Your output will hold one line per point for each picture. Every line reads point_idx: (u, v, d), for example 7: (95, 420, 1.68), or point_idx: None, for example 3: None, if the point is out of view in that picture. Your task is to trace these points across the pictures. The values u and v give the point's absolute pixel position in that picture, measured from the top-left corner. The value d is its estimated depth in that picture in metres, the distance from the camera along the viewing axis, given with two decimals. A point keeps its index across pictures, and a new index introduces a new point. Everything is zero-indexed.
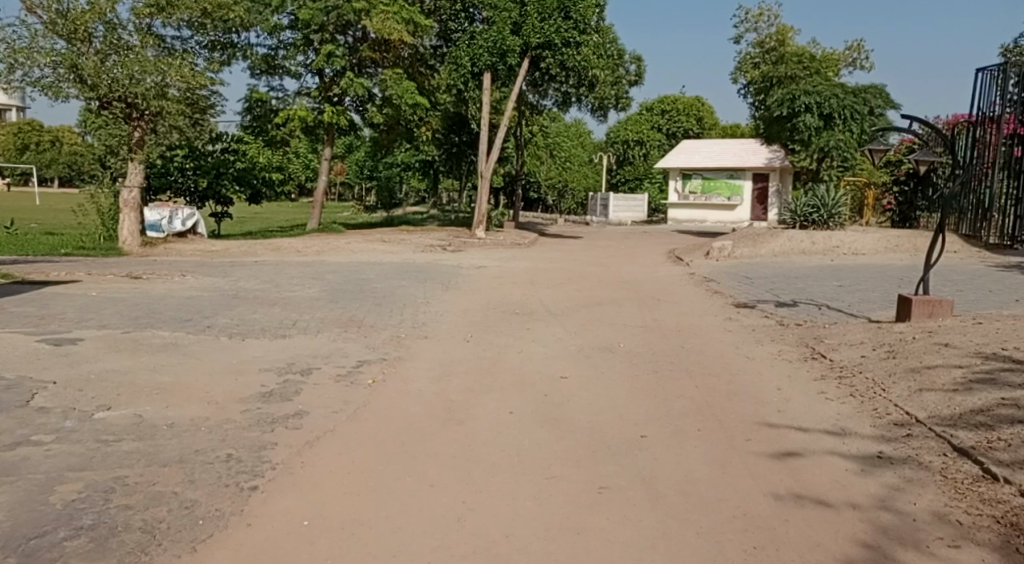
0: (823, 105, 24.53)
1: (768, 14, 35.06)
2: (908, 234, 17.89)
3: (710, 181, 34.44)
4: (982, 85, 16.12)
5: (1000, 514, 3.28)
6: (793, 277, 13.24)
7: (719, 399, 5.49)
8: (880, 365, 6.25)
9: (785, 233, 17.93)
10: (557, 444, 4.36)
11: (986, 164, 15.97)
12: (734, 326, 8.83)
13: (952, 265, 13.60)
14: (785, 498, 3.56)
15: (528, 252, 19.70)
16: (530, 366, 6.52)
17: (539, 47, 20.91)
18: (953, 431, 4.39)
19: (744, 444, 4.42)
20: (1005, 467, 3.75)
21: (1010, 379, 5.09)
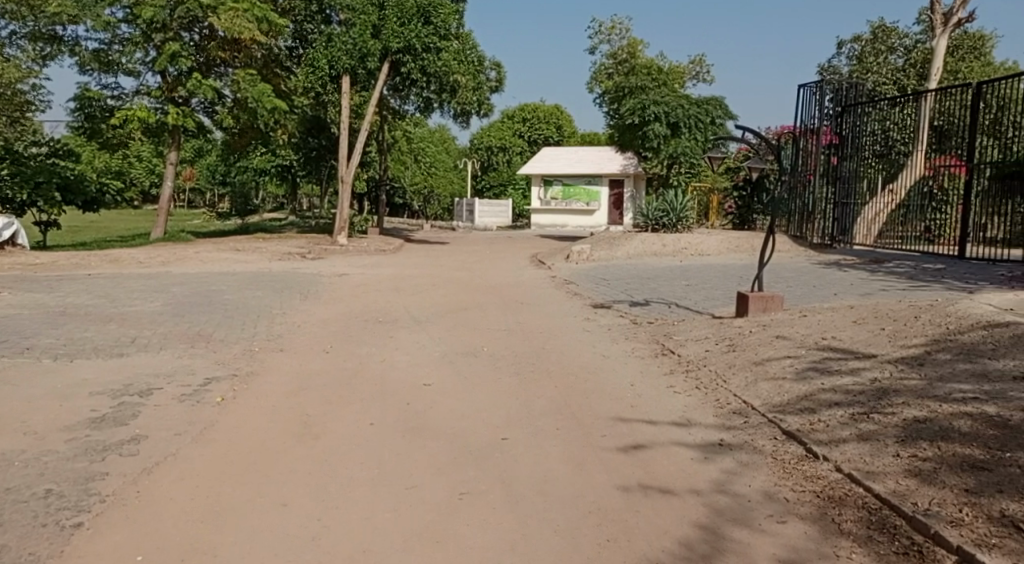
0: (670, 115, 26.15)
1: (620, 27, 36.92)
2: (745, 236, 19.34)
3: (570, 186, 35.56)
4: (803, 100, 17.70)
5: (819, 489, 3.62)
6: (646, 278, 13.94)
7: (577, 398, 5.66)
8: (722, 358, 6.71)
9: (639, 237, 18.89)
10: (419, 452, 4.32)
11: (809, 171, 17.57)
12: (592, 326, 9.15)
13: (782, 264, 14.87)
14: (634, 490, 3.73)
15: (392, 258, 19.48)
16: (392, 375, 6.43)
17: (399, 51, 20.74)
18: (782, 416, 4.80)
19: (598, 440, 4.59)
20: (824, 446, 4.14)
21: (829, 366, 5.63)
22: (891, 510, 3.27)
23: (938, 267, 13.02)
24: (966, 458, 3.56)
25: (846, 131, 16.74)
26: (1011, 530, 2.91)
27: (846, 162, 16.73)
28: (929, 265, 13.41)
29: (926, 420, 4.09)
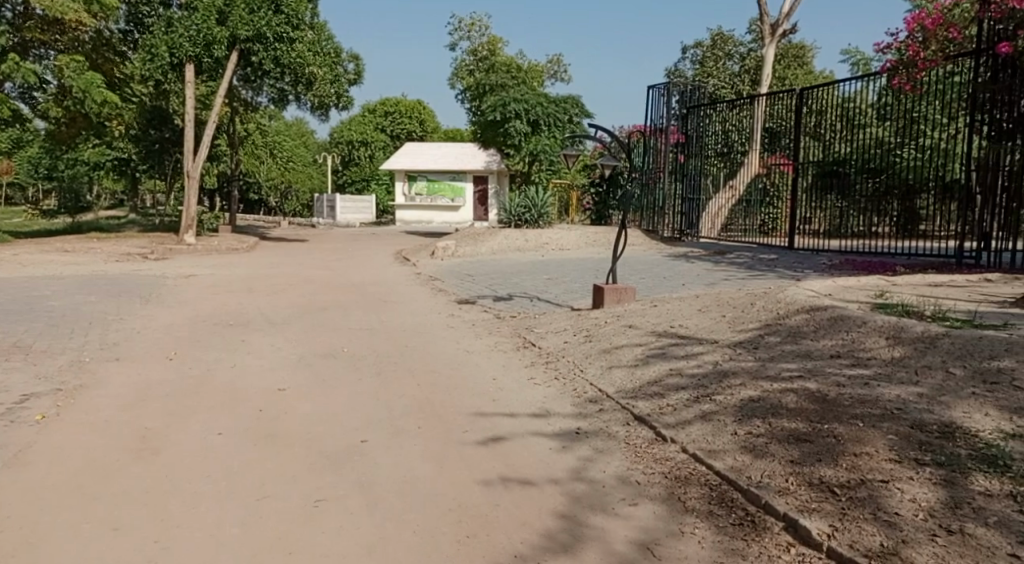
0: (530, 112, 26.66)
1: (479, 24, 37.16)
2: (603, 230, 20.08)
3: (434, 182, 35.39)
4: (653, 101, 18.34)
5: (668, 470, 3.81)
6: (509, 273, 14.13)
7: (438, 395, 5.63)
8: (579, 348, 6.92)
9: (502, 232, 19.12)
10: (273, 461, 4.13)
11: (660, 169, 18.33)
12: (455, 322, 9.14)
13: (636, 257, 15.59)
14: (494, 483, 3.76)
15: (247, 257, 18.52)
16: (242, 381, 6.10)
17: (248, 40, 19.75)
18: (633, 402, 5.01)
19: (460, 435, 4.58)
20: (672, 429, 4.37)
21: (676, 351, 5.95)
22: (729, 485, 3.51)
23: (772, 258, 14.11)
24: (791, 431, 3.88)
25: (692, 130, 17.82)
26: (828, 494, 3.21)
27: (692, 160, 17.88)
28: (765, 256, 14.51)
29: (758, 399, 4.42)
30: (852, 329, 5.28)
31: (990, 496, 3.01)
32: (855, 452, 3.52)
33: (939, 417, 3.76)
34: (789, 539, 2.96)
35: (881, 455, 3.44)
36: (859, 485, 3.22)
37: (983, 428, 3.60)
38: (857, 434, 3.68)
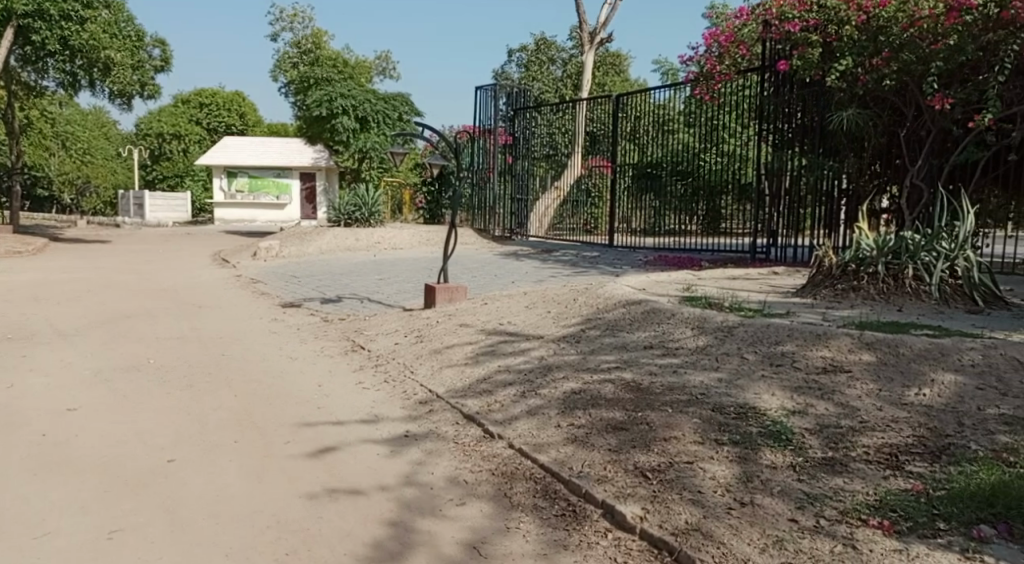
0: (358, 109, 26.03)
1: (302, 16, 35.84)
2: (435, 229, 20.05)
3: (257, 179, 33.61)
4: (481, 101, 18.80)
5: (496, 467, 3.87)
6: (338, 273, 13.71)
7: (258, 406, 5.33)
8: (410, 350, 6.85)
9: (331, 232, 18.53)
10: (59, 491, 3.69)
11: (489, 169, 18.93)
12: (279, 327, 8.70)
13: (468, 255, 15.72)
14: (319, 495, 3.61)
15: (35, 261, 16.48)
16: (24, 402, 5.41)
17: (28, 15, 17.62)
18: (463, 401, 5.04)
19: (281, 448, 4.36)
20: (500, 426, 4.44)
21: (505, 348, 6.07)
22: (553, 477, 3.63)
23: (595, 255, 14.83)
24: (609, 421, 4.09)
25: (518, 132, 18.35)
26: (641, 478, 3.42)
27: (520, 161, 18.37)
28: (588, 253, 15.20)
29: (581, 391, 4.62)
30: (663, 321, 5.67)
31: (776, 468, 3.36)
32: (665, 437, 3.77)
33: (735, 398, 4.14)
34: (607, 525, 3.11)
35: (687, 438, 3.73)
36: (668, 468, 3.46)
37: (771, 407, 4.02)
38: (667, 420, 3.96)
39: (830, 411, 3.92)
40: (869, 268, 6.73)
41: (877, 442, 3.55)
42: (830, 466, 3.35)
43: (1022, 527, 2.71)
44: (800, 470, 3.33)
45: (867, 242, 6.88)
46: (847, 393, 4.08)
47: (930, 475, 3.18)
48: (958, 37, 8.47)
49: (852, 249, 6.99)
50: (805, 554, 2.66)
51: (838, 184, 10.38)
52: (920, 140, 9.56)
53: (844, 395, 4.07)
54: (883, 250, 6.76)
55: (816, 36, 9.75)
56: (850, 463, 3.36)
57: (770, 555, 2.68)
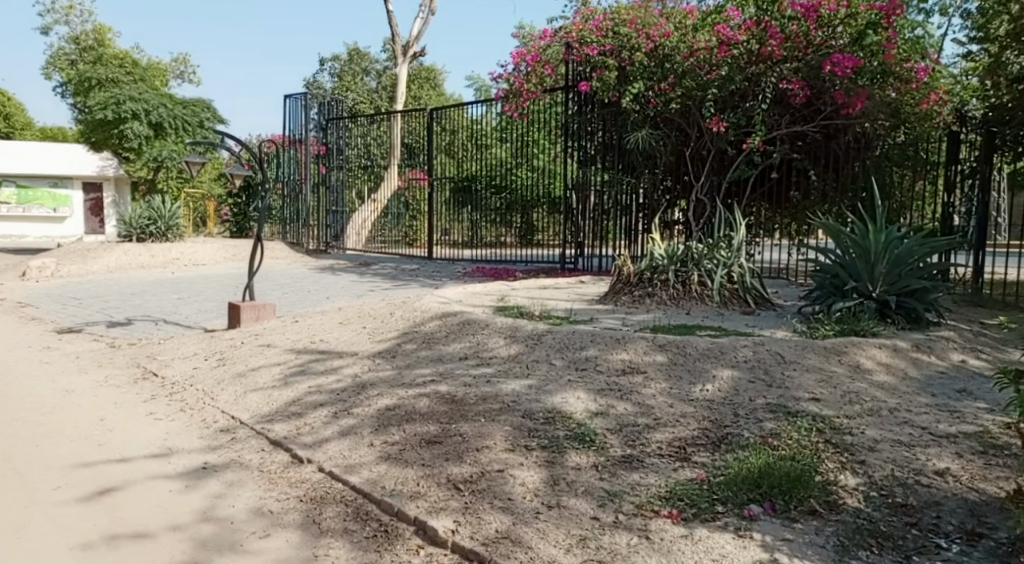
0: (151, 114, 23.92)
1: (81, 9, 32.47)
2: (242, 244, 18.95)
3: (28, 189, 29.83)
4: (290, 110, 18.11)
5: (303, 493, 3.71)
6: (128, 294, 12.49)
7: (23, 448, 4.69)
8: (210, 374, 6.38)
9: (120, 248, 16.86)
10: None
11: (301, 181, 18.32)
12: (53, 357, 7.73)
13: (278, 270, 15.02)
14: (98, 544, 3.25)
15: None
16: None
17: None
18: (270, 426, 4.78)
19: (51, 494, 3.87)
20: (309, 449, 4.27)
21: (316, 368, 5.85)
22: (364, 498, 3.54)
23: (413, 268, 14.81)
24: (423, 435, 4.08)
25: (332, 142, 17.76)
26: (454, 491, 3.43)
27: (334, 172, 17.81)
28: (406, 266, 15.14)
29: (394, 407, 4.57)
30: (476, 331, 5.76)
31: (580, 469, 3.53)
32: (478, 447, 3.82)
33: (543, 404, 4.30)
34: (420, 541, 3.10)
35: (499, 447, 3.80)
36: (480, 477, 3.51)
37: (576, 410, 4.22)
38: (479, 430, 4.02)
39: (629, 410, 4.19)
40: (662, 276, 7.32)
41: (669, 437, 3.86)
42: (628, 463, 3.58)
43: (783, 503, 3.08)
44: (602, 469, 3.53)
45: (660, 251, 7.45)
46: (643, 393, 4.40)
47: (712, 463, 3.51)
48: (727, 68, 9.66)
49: (647, 258, 7.54)
50: (604, 549, 2.82)
51: (635, 198, 11.13)
52: (702, 159, 10.57)
53: (641, 395, 4.37)
54: (673, 259, 7.38)
55: (612, 61, 10.50)
56: (644, 459, 3.61)
57: (574, 554, 2.81)
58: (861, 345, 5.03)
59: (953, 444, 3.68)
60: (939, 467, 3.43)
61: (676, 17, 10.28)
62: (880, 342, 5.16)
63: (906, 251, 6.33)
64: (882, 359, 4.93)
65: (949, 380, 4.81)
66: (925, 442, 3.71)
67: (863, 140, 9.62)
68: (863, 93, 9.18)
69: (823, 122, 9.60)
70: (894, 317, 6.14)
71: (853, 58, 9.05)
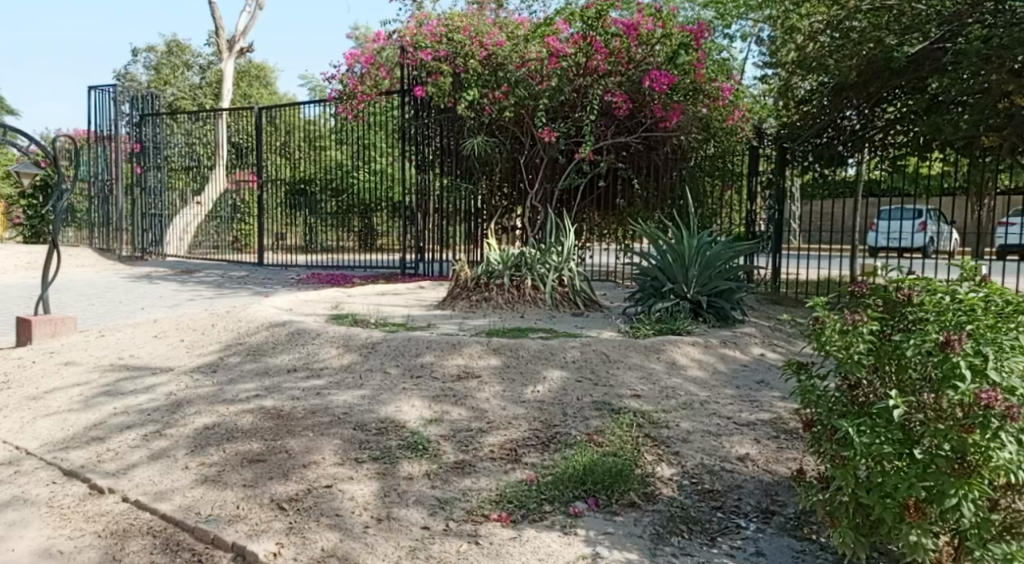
0: None
1: None
2: (38, 250, 16.97)
3: None
4: (96, 104, 16.10)
5: (102, 527, 3.36)
6: None
7: None
8: None
9: None
10: None
11: (111, 181, 16.36)
12: None
13: (82, 280, 13.62)
14: None
15: None
16: None
17: None
18: (65, 454, 4.29)
19: None
20: (111, 477, 3.88)
21: (123, 387, 5.34)
22: (175, 527, 3.27)
23: (241, 274, 14.02)
24: (244, 454, 3.84)
25: (147, 139, 16.03)
26: (277, 511, 3.26)
27: (150, 172, 16.15)
28: (234, 273, 14.30)
29: (214, 425, 4.27)
30: (306, 341, 5.51)
31: (412, 479, 3.49)
32: (304, 462, 3.66)
33: (376, 414, 4.20)
34: None
35: (327, 461, 3.67)
36: (306, 495, 3.36)
37: (409, 418, 4.16)
38: (306, 445, 3.84)
39: (463, 415, 4.21)
40: (497, 280, 7.44)
41: (501, 439, 3.91)
42: (460, 468, 3.59)
43: (606, 498, 3.22)
44: (434, 476, 3.51)
45: (495, 256, 7.61)
46: (477, 397, 4.43)
47: (541, 463, 3.60)
48: (557, 80, 10.09)
49: (483, 264, 7.67)
50: (433, 558, 2.80)
51: (473, 204, 11.21)
52: (536, 167, 10.85)
53: (475, 399, 4.40)
54: (508, 264, 7.55)
55: (446, 67, 10.55)
56: (477, 463, 3.63)
57: None
58: (676, 342, 5.40)
59: (752, 431, 4.04)
60: (740, 452, 3.76)
61: (508, 27, 10.59)
62: (693, 340, 5.57)
63: (715, 254, 6.88)
64: (694, 355, 5.32)
65: (750, 372, 5.29)
66: (730, 430, 4.04)
67: (679, 152, 10.32)
68: (678, 108, 9.97)
69: (644, 134, 10.25)
70: (705, 315, 6.70)
71: (668, 76, 9.79)
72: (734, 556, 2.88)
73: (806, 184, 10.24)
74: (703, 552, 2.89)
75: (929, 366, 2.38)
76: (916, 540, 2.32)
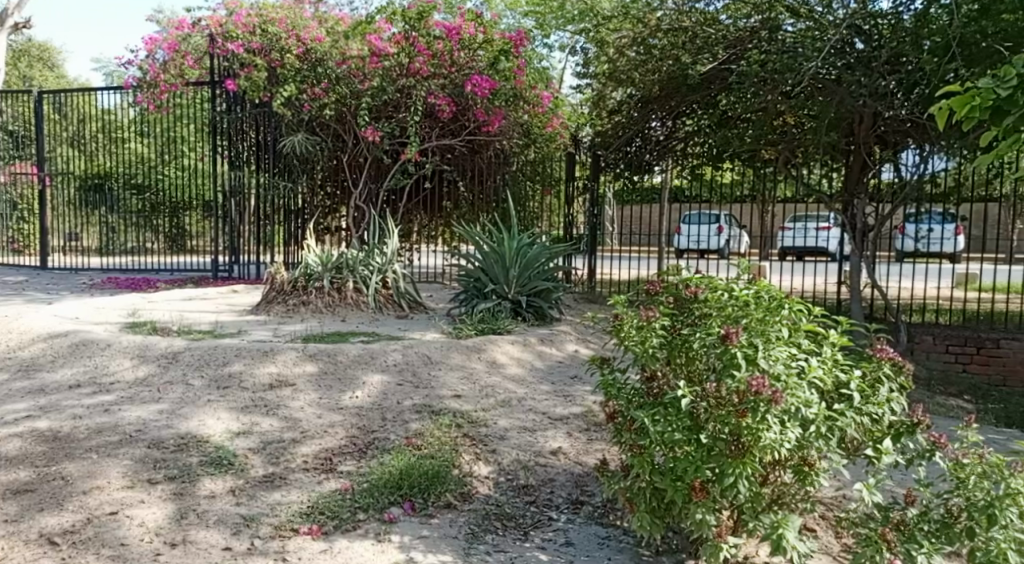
0: None
1: None
2: None
3: None
4: None
5: None
6: None
7: None
8: None
9: None
10: None
11: None
12: None
13: None
14: None
15: None
16: None
17: None
18: None
19: None
20: None
21: None
22: None
23: (20, 278, 12.44)
24: (10, 484, 3.38)
25: None
26: (47, 547, 2.90)
27: None
28: (10, 276, 12.64)
29: None
30: (94, 353, 4.96)
31: (214, 497, 3.26)
32: (86, 489, 3.30)
33: (175, 430, 3.88)
34: None
35: (114, 485, 3.33)
36: (84, 525, 3.02)
37: (214, 431, 3.89)
38: (89, 468, 3.46)
39: (275, 426, 4.00)
40: (317, 282, 7.19)
41: (315, 449, 3.76)
42: (269, 482, 3.41)
43: (422, 501, 3.22)
44: (239, 492, 3.31)
45: (314, 258, 7.33)
46: (290, 406, 4.24)
47: (356, 471, 3.50)
48: (379, 80, 9.92)
49: (301, 265, 7.37)
50: None
51: (292, 203, 10.76)
52: (360, 166, 10.63)
53: (289, 409, 4.21)
54: (328, 266, 7.31)
55: (260, 61, 10.01)
56: (288, 475, 3.47)
57: None
58: (496, 341, 5.51)
59: (565, 424, 4.21)
60: (553, 446, 3.90)
61: (327, 23, 10.20)
62: (512, 338, 5.71)
63: (534, 256, 7.09)
64: (513, 354, 5.46)
65: (565, 368, 5.52)
66: (545, 425, 4.18)
67: (502, 156, 10.58)
68: (499, 113, 10.19)
69: (467, 137, 10.36)
70: (525, 314, 6.92)
71: (489, 81, 9.94)
72: (545, 547, 2.99)
73: (619, 190, 10.87)
74: (516, 546, 2.98)
75: (712, 357, 2.60)
76: (702, 518, 2.54)
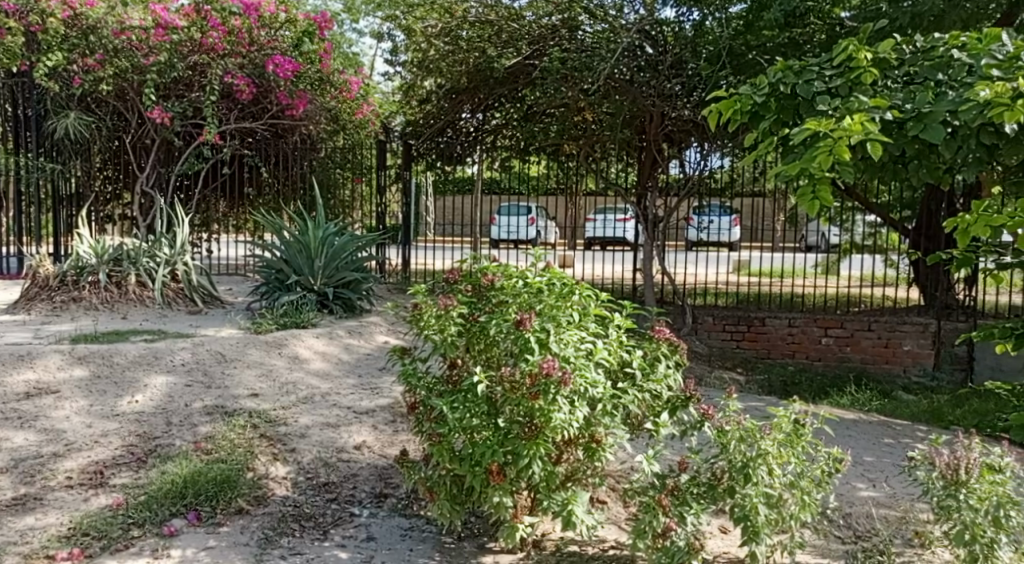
0: None
1: None
2: None
3: None
4: None
5: None
6: None
7: None
8: None
9: None
10: None
11: None
12: None
13: None
14: None
15: None
16: None
17: None
18: None
19: None
20: None
21: None
22: None
23: None
24: None
25: None
26: None
27: None
28: None
29: None
30: None
31: None
32: None
33: None
34: None
35: None
36: None
37: None
38: None
39: (30, 440, 3.53)
40: (90, 276, 6.49)
41: (81, 462, 3.36)
42: (21, 505, 3.03)
43: (209, 509, 2.99)
44: None
45: (86, 249, 6.59)
46: (52, 416, 3.76)
47: (132, 483, 3.18)
48: (167, 55, 9.00)
49: (71, 257, 6.60)
50: None
51: (61, 187, 9.56)
52: (146, 148, 9.69)
53: (49, 420, 3.73)
54: (103, 258, 6.59)
55: (14, 24, 8.69)
56: (45, 495, 3.10)
57: None
58: (298, 337, 5.27)
59: (370, 418, 4.11)
60: (357, 441, 3.79)
61: None
62: (317, 332, 5.49)
63: (341, 246, 6.86)
64: (317, 348, 5.24)
65: (373, 360, 5.40)
66: (348, 420, 4.05)
67: (308, 141, 10.05)
68: (304, 96, 9.71)
69: (269, 121, 9.78)
70: (332, 306, 6.69)
71: (292, 63, 9.46)
72: (344, 545, 2.90)
73: (434, 180, 10.84)
74: (313, 547, 2.86)
75: (508, 341, 2.67)
76: (498, 501, 2.61)
